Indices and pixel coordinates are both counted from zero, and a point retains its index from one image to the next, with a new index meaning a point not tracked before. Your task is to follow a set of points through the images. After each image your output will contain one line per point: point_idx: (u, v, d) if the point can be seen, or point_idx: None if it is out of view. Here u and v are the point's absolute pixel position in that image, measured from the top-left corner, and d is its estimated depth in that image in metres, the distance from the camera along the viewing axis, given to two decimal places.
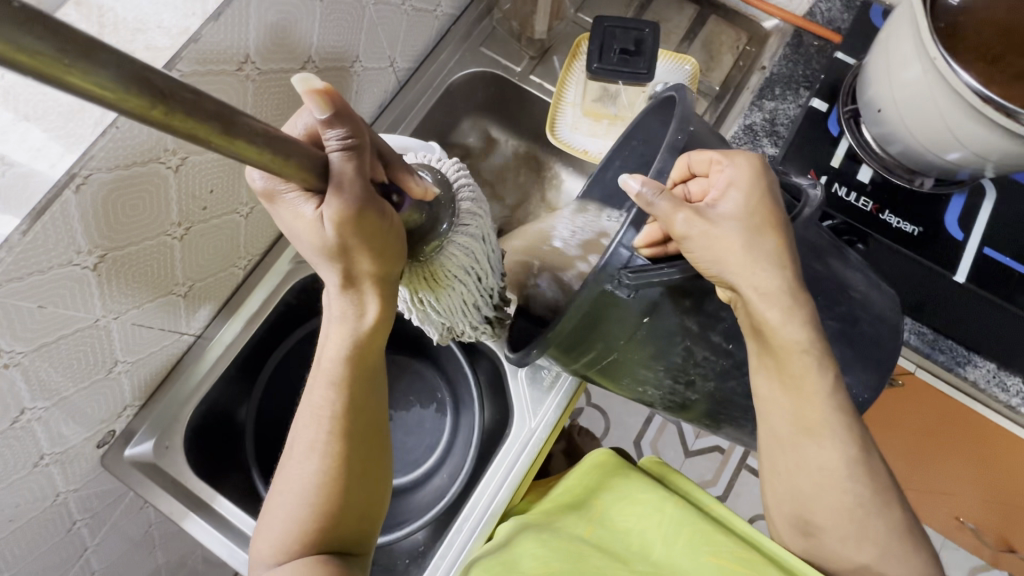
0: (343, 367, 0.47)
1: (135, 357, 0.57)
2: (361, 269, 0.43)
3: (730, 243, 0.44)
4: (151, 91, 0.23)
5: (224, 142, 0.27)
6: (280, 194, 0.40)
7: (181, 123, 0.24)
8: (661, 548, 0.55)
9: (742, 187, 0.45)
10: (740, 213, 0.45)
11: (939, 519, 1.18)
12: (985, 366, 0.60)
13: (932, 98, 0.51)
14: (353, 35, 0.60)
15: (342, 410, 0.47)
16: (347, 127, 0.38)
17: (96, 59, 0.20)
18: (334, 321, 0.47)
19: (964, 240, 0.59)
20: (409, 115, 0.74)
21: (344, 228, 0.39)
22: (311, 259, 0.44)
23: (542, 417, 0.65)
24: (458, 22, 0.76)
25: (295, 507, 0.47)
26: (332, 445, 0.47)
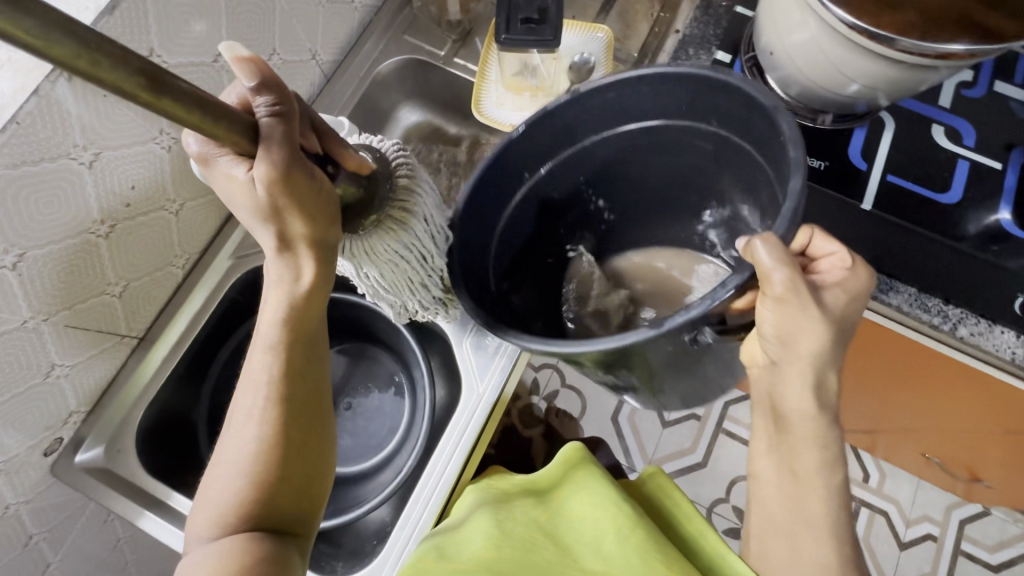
0: (280, 338, 0.48)
1: (73, 360, 0.57)
2: (294, 232, 0.44)
3: (811, 328, 0.46)
4: (73, 39, 0.25)
5: (151, 99, 0.29)
6: (215, 159, 0.42)
7: (106, 75, 0.26)
8: (610, 545, 0.57)
9: (840, 280, 0.49)
10: (836, 310, 0.48)
11: (909, 459, 1.22)
12: (907, 291, 0.64)
13: (814, 35, 0.54)
14: (266, 28, 0.62)
15: (280, 374, 0.49)
16: (275, 95, 0.40)
17: (25, 10, 0.23)
18: (272, 284, 0.48)
19: (868, 170, 0.62)
20: (338, 106, 0.76)
21: (275, 190, 0.40)
22: (249, 225, 0.45)
23: (489, 381, 0.66)
24: (379, 13, 0.78)
25: (232, 478, 0.48)
26: (268, 412, 0.48)
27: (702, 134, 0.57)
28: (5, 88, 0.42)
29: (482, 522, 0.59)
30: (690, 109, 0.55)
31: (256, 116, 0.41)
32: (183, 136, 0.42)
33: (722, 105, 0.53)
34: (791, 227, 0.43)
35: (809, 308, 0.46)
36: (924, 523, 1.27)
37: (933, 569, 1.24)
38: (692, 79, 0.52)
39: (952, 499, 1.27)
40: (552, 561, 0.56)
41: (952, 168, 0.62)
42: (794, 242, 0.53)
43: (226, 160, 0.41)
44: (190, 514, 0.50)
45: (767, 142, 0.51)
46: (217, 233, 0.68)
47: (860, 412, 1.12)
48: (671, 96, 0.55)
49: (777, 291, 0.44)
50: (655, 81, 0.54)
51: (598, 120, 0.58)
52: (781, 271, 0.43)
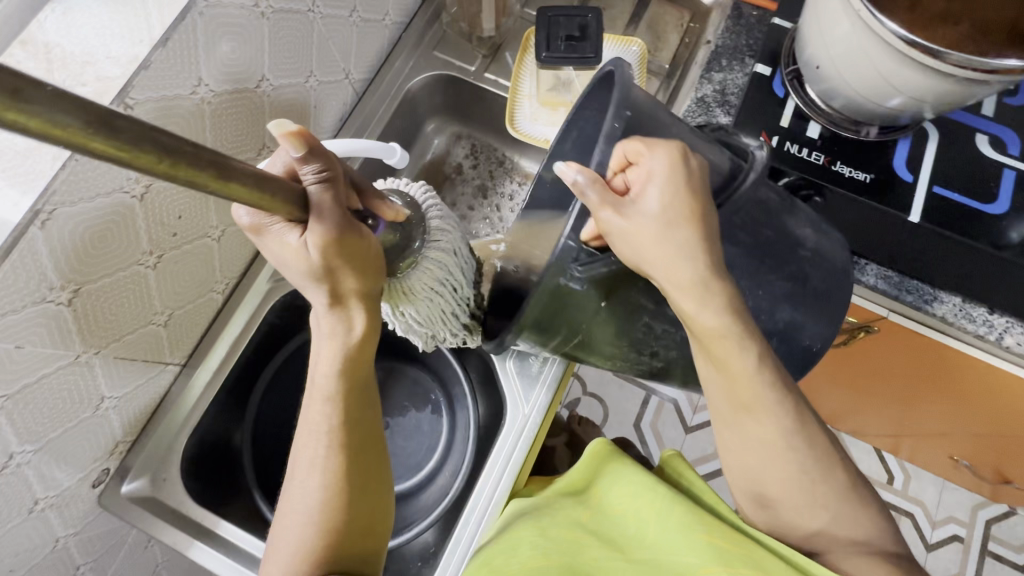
0: (340, 378, 0.47)
1: (120, 391, 0.57)
2: (346, 287, 0.44)
3: (641, 233, 0.42)
4: (160, 148, 0.26)
5: (219, 185, 0.31)
6: (268, 228, 0.42)
7: (183, 172, 0.28)
8: (654, 527, 0.54)
9: (670, 177, 0.43)
10: (659, 209, 0.43)
11: (937, 462, 1.21)
12: (951, 301, 0.66)
13: (865, 48, 0.53)
14: (304, 52, 0.61)
15: (340, 421, 0.48)
16: (320, 162, 0.41)
17: (116, 130, 0.24)
18: (324, 338, 0.47)
19: (915, 182, 0.62)
20: (370, 124, 0.75)
21: (329, 252, 0.41)
22: (299, 285, 0.45)
23: (534, 402, 0.66)
24: (408, 29, 0.77)
25: (301, 524, 0.47)
26: (332, 458, 0.48)
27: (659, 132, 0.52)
28: None
29: (526, 532, 0.56)
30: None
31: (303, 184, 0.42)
32: (233, 209, 0.42)
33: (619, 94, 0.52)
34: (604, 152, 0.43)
35: (640, 225, 0.42)
36: (950, 524, 1.27)
37: (960, 571, 1.24)
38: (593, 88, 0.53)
39: (977, 499, 1.27)
40: (600, 559, 0.53)
41: (998, 178, 0.61)
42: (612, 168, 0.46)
43: (279, 228, 0.42)
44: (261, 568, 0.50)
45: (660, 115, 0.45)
46: (254, 256, 0.68)
47: (889, 416, 1.11)
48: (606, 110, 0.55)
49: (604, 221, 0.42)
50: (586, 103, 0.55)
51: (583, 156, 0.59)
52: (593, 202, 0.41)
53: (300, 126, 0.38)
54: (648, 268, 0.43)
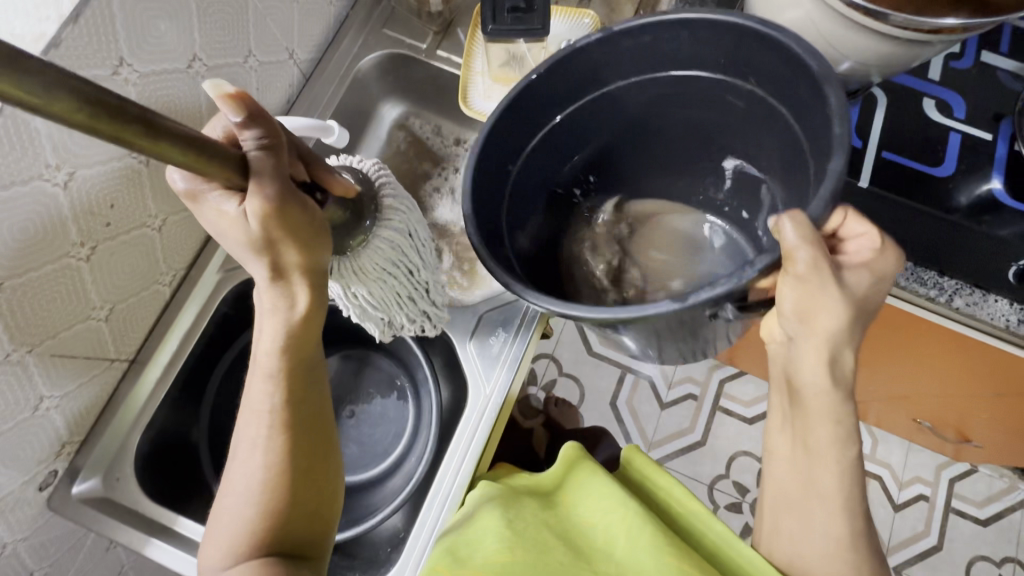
0: (281, 357, 0.46)
1: (61, 391, 0.55)
2: (289, 260, 0.42)
3: (830, 307, 0.45)
4: (78, 97, 0.25)
5: (147, 144, 0.29)
6: (203, 194, 0.39)
7: (105, 126, 0.26)
8: (622, 545, 0.56)
9: (879, 272, 0.47)
10: (861, 293, 0.46)
11: (902, 425, 1.25)
12: (902, 267, 0.66)
13: (810, 13, 0.53)
14: (239, 30, 0.59)
15: (282, 401, 0.47)
16: (262, 128, 0.39)
17: (24, 71, 0.23)
18: (266, 313, 0.45)
19: (864, 147, 0.62)
20: (320, 106, 0.73)
21: (269, 222, 0.39)
22: (239, 258, 0.43)
23: (495, 382, 0.65)
24: (356, 7, 0.76)
25: (242, 505, 0.46)
26: (274, 439, 0.47)
27: (737, 91, 0.54)
28: None
29: (493, 522, 0.57)
30: (730, 63, 0.52)
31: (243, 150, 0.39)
32: (166, 172, 0.39)
33: (757, 54, 0.49)
34: (829, 207, 0.41)
35: (828, 291, 0.44)
36: (915, 484, 1.31)
37: (927, 530, 1.28)
38: (739, 30, 0.49)
39: (941, 460, 1.31)
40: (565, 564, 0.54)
41: (944, 143, 0.62)
42: (829, 221, 0.48)
43: (216, 195, 0.39)
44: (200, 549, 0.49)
45: (807, 96, 0.47)
46: (203, 247, 0.66)
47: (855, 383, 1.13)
48: (711, 50, 0.52)
49: (798, 269, 0.43)
50: (693, 29, 0.50)
51: (631, 68, 0.55)
52: (813, 260, 0.42)
53: (238, 88, 0.38)
54: (805, 321, 0.46)
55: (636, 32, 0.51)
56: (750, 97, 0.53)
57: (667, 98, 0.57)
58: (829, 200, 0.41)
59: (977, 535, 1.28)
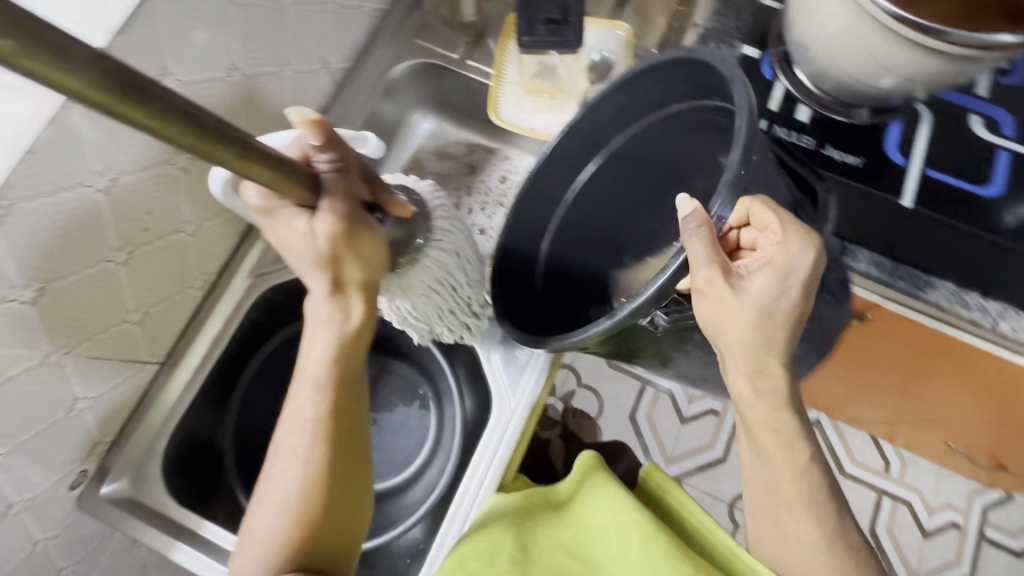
0: (331, 368, 0.47)
1: (95, 392, 0.55)
2: (348, 274, 0.44)
3: (735, 315, 0.43)
4: (175, 117, 0.27)
5: (221, 157, 0.31)
6: (276, 210, 0.42)
7: (191, 142, 0.29)
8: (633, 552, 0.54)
9: (791, 281, 0.43)
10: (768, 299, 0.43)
11: (933, 448, 1.20)
12: (945, 288, 0.65)
13: (855, 26, 0.51)
14: (277, 40, 0.60)
15: (328, 410, 0.47)
16: (337, 152, 0.43)
17: (138, 95, 0.25)
18: (319, 325, 0.47)
19: (907, 166, 0.60)
20: (351, 114, 0.73)
21: (337, 239, 0.41)
22: (300, 271, 0.45)
23: (521, 396, 0.65)
24: (389, 16, 0.76)
25: (279, 514, 0.46)
26: (316, 446, 0.47)
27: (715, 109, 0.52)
28: (18, 116, 0.40)
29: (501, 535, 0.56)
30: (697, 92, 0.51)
31: (317, 172, 0.43)
32: (243, 190, 0.42)
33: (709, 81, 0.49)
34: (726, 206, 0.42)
35: (731, 301, 0.43)
36: (946, 510, 1.26)
37: (957, 558, 1.23)
38: (679, 62, 0.49)
39: (974, 486, 1.26)
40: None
41: (991, 160, 0.60)
42: (733, 213, 0.44)
43: (288, 212, 0.42)
44: (231, 558, 0.49)
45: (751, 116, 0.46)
46: (234, 252, 0.66)
47: (885, 404, 1.09)
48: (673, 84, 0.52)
49: (697, 282, 0.43)
50: (648, 74, 0.52)
51: (619, 117, 0.58)
52: (705, 267, 0.42)
53: (318, 115, 0.42)
54: (722, 339, 0.45)
55: (611, 87, 0.55)
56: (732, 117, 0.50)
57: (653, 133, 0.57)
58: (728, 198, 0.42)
59: (1012, 566, 1.23)
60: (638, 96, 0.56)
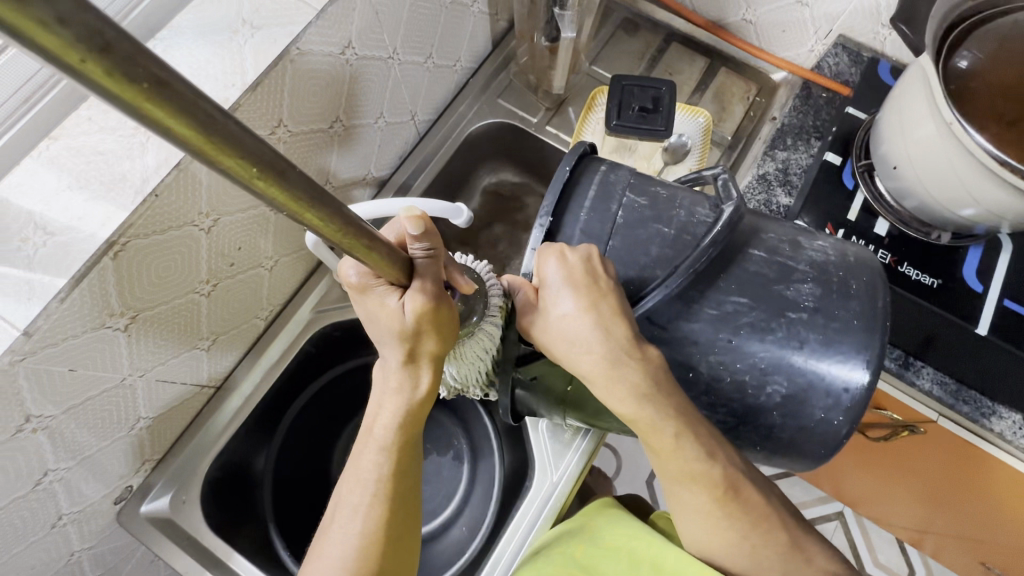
0: (395, 435, 0.52)
1: (155, 412, 0.57)
2: (424, 349, 0.49)
3: (571, 349, 0.44)
4: (339, 217, 0.30)
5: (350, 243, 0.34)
6: (370, 287, 0.46)
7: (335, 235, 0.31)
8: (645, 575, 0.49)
9: (559, 286, 0.42)
10: (572, 319, 0.43)
11: (963, 564, 1.14)
12: (1011, 418, 0.59)
13: (949, 159, 0.51)
14: (377, 95, 0.63)
15: (388, 474, 0.53)
16: (430, 240, 0.45)
17: (325, 203, 0.28)
18: (389, 392, 0.51)
19: (984, 293, 0.59)
20: (429, 164, 0.76)
21: (422, 317, 0.46)
22: (379, 341, 0.50)
23: (563, 471, 0.64)
24: (476, 75, 0.79)
25: (335, 569, 0.52)
26: (375, 508, 0.53)
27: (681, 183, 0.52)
28: (148, 162, 0.42)
29: None
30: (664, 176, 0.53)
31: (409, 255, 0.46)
32: (343, 267, 0.46)
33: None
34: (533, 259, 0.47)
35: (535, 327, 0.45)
36: None
37: None
38: None
39: None
40: None
41: None
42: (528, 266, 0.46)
43: (380, 289, 0.46)
44: None
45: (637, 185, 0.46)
46: (301, 285, 0.68)
47: (919, 513, 1.05)
48: None
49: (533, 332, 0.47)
50: None
51: None
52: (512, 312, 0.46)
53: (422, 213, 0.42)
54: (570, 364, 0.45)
55: None
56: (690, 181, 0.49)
57: None
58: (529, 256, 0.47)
59: None
60: None
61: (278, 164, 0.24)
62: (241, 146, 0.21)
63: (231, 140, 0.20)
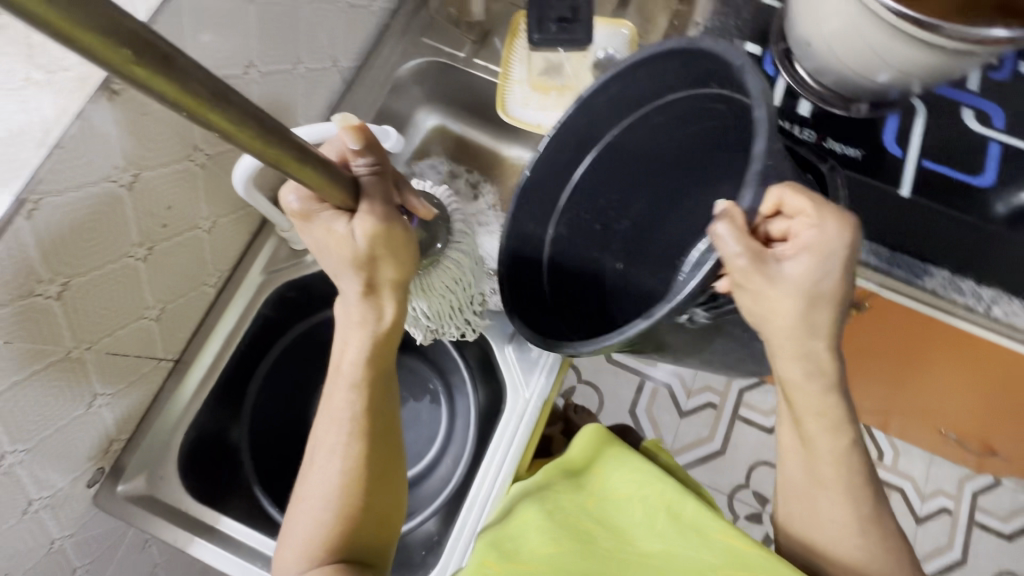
0: (363, 370, 0.54)
1: (113, 389, 0.55)
2: (383, 276, 0.50)
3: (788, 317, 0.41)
4: (254, 121, 0.31)
5: (279, 158, 0.34)
6: (316, 214, 0.47)
7: (257, 145, 0.32)
8: (659, 522, 0.54)
9: (804, 252, 0.40)
10: (805, 279, 0.40)
11: (925, 437, 1.21)
12: (941, 275, 0.65)
13: (856, 25, 0.53)
14: (291, 38, 0.60)
15: (362, 411, 0.54)
16: (373, 156, 0.48)
17: (230, 104, 0.29)
18: (354, 325, 0.53)
19: (904, 156, 0.62)
20: (360, 111, 0.74)
21: (374, 239, 0.47)
22: (336, 273, 0.51)
23: (534, 387, 0.66)
24: (396, 15, 0.77)
25: (319, 510, 0.53)
26: (354, 445, 0.54)
27: (710, 97, 0.50)
28: (46, 111, 0.40)
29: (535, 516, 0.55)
30: (692, 79, 0.50)
31: (353, 174, 0.48)
32: (285, 195, 0.46)
33: (709, 72, 0.48)
34: (756, 194, 0.38)
35: (768, 292, 0.40)
36: (937, 496, 1.25)
37: (950, 543, 1.22)
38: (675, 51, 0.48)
39: (966, 471, 1.26)
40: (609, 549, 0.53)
41: (985, 151, 0.62)
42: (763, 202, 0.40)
43: (327, 216, 0.47)
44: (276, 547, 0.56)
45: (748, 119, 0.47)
46: (247, 248, 0.67)
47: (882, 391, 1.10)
48: (664, 72, 0.51)
49: (754, 292, 0.40)
50: (627, 70, 0.52)
51: (615, 111, 0.56)
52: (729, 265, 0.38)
53: (362, 121, 0.46)
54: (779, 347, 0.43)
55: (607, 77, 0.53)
56: (728, 104, 0.48)
57: (654, 128, 0.56)
58: (760, 187, 0.37)
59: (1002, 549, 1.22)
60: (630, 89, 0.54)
61: (162, 52, 0.24)
62: (87, 18, 0.21)
63: (84, 11, 0.21)
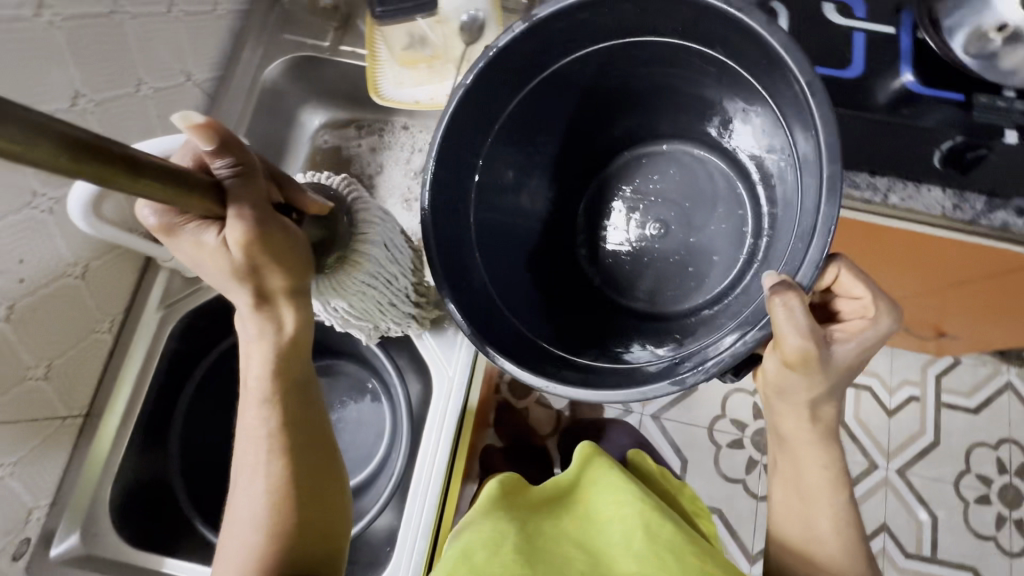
0: (271, 381, 0.51)
1: (15, 455, 0.55)
2: (272, 284, 0.47)
3: (808, 385, 0.49)
4: (55, 138, 0.27)
5: (114, 179, 0.30)
6: (178, 228, 0.44)
7: (79, 167, 0.28)
8: (637, 544, 0.52)
9: (873, 341, 0.50)
10: (843, 363, 0.49)
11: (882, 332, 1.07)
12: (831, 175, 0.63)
13: None
14: (122, 58, 0.58)
15: (278, 422, 0.52)
16: (232, 156, 0.44)
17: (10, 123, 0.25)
18: (253, 339, 0.50)
19: None
20: (231, 122, 0.71)
21: (248, 247, 0.44)
22: (223, 288, 0.48)
23: (456, 363, 0.68)
24: (250, 15, 0.74)
25: (249, 531, 0.50)
26: (274, 459, 0.51)
27: (704, 57, 0.54)
28: None
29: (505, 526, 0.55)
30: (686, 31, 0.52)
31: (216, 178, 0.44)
32: (139, 210, 0.43)
33: (735, 44, 0.50)
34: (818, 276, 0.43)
35: (815, 369, 0.48)
36: (904, 387, 1.11)
37: (922, 428, 1.09)
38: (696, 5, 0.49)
39: (926, 357, 1.13)
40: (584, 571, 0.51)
41: (849, 41, 0.61)
42: (824, 277, 0.52)
43: (192, 229, 0.44)
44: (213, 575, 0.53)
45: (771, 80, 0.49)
46: (136, 286, 0.65)
47: None
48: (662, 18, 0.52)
49: (784, 354, 0.47)
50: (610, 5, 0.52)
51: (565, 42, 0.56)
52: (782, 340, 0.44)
53: (206, 119, 0.41)
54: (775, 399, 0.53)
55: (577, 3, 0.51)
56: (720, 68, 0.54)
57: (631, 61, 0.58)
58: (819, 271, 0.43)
59: (968, 426, 1.09)
60: (608, 25, 0.55)
61: None
62: None
63: None
